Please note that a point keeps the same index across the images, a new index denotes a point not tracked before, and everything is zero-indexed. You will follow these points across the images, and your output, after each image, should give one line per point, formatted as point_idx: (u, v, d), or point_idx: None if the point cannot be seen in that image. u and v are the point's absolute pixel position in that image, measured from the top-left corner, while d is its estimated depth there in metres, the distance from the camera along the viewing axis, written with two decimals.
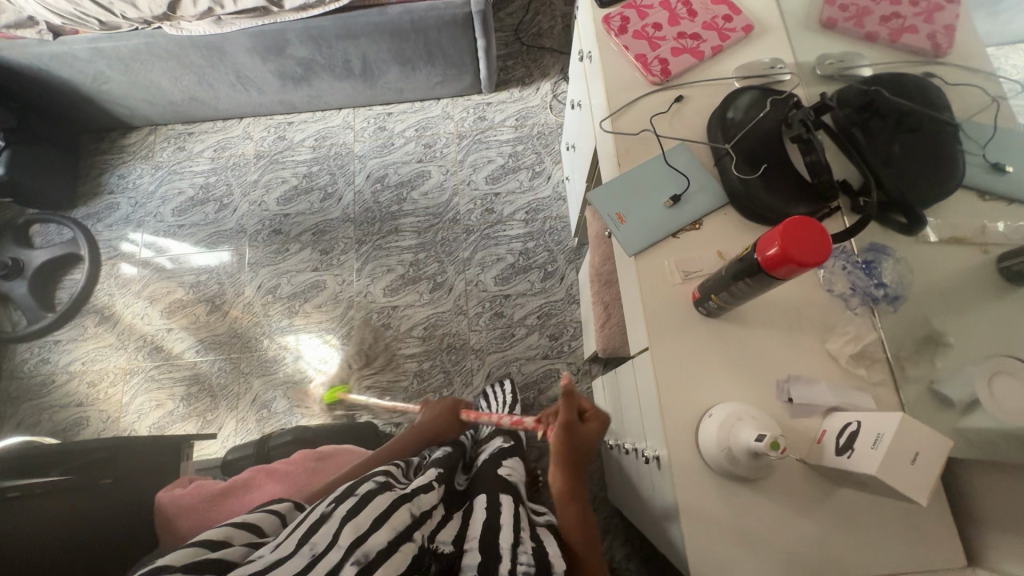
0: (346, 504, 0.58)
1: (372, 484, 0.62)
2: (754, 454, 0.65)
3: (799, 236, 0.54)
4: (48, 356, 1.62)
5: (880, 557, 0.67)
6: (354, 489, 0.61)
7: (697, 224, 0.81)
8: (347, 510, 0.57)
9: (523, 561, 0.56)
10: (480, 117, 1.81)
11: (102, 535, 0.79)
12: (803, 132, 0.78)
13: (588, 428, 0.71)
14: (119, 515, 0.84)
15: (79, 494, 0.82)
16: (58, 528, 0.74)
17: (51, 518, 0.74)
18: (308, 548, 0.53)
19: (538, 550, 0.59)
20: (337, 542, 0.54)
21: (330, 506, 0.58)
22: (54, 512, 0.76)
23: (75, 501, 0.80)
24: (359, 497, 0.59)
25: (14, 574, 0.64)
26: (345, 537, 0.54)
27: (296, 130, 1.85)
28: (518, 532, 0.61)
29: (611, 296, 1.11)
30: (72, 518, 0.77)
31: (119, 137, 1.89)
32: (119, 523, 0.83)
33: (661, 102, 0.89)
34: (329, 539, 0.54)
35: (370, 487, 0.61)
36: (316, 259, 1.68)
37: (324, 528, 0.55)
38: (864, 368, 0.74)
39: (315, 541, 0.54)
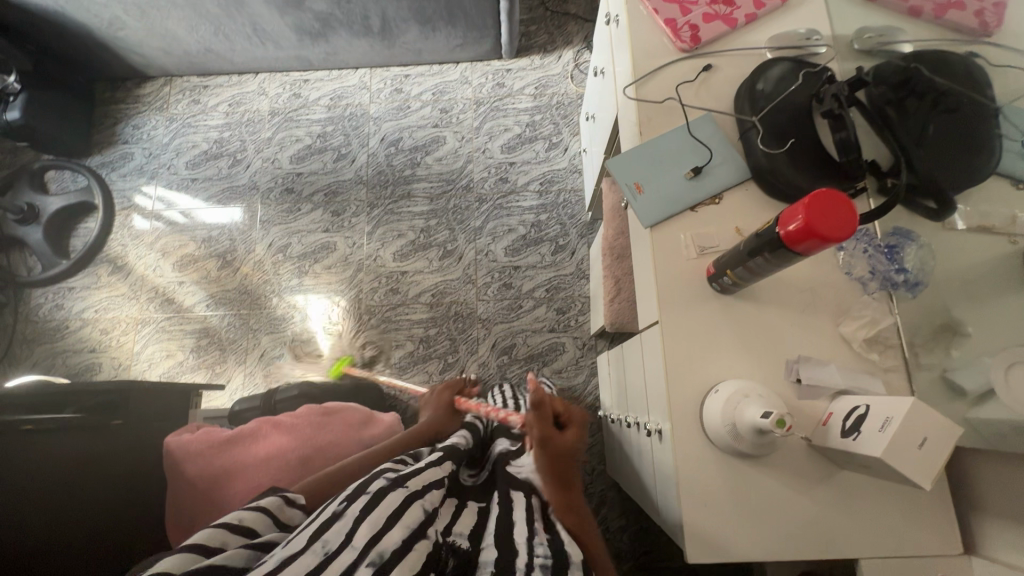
0: (359, 502, 0.57)
1: (383, 480, 0.62)
2: (759, 432, 0.64)
3: (823, 209, 0.52)
4: (63, 302, 1.64)
5: (875, 540, 0.68)
6: (365, 487, 0.60)
7: (716, 198, 0.79)
8: (360, 507, 0.57)
9: (540, 553, 0.56)
10: (499, 83, 1.77)
11: (101, 485, 0.79)
12: (834, 106, 0.74)
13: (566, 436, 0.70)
14: (122, 464, 0.84)
15: (86, 435, 0.81)
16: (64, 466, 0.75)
17: (55, 463, 0.74)
18: (320, 545, 0.52)
19: (554, 542, 0.58)
20: (350, 542, 0.52)
21: (341, 505, 0.58)
22: (60, 455, 0.76)
23: (81, 445, 0.80)
24: (371, 495, 0.58)
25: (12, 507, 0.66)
26: (359, 537, 0.53)
27: (311, 88, 1.82)
28: (533, 523, 0.61)
29: (622, 270, 1.10)
30: (74, 466, 0.77)
31: (134, 87, 1.87)
32: (123, 472, 0.84)
33: (688, 70, 0.86)
34: (342, 538, 0.53)
35: (382, 485, 0.61)
36: (327, 220, 1.68)
37: (336, 526, 0.54)
38: (876, 353, 0.73)
39: (326, 539, 0.53)
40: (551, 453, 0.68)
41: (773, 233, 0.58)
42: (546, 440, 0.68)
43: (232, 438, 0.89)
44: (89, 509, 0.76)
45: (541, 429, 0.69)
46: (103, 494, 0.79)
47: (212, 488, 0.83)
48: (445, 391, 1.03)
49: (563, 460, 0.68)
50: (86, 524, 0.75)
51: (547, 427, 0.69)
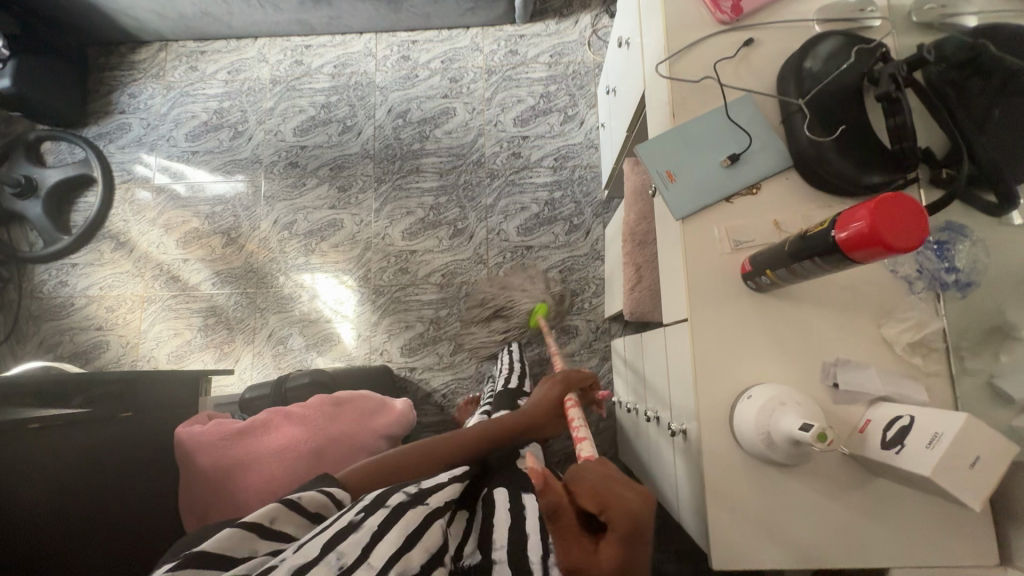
0: (376, 517, 0.54)
1: (402, 495, 0.58)
2: (795, 442, 0.61)
3: (891, 214, 0.47)
4: (66, 279, 1.61)
5: (908, 551, 0.65)
6: (384, 499, 0.57)
7: (754, 189, 0.74)
8: (378, 523, 0.53)
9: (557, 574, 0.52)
10: (512, 51, 1.67)
11: (105, 484, 0.77)
12: (891, 89, 0.68)
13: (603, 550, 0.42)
14: (127, 457, 0.82)
15: (88, 429, 0.77)
16: (87, 456, 0.76)
17: (62, 458, 0.71)
18: (336, 557, 0.49)
19: None
20: (366, 561, 0.49)
21: (359, 515, 0.54)
22: (70, 451, 0.73)
23: (84, 439, 0.76)
24: (390, 510, 0.55)
25: (45, 495, 0.67)
26: (376, 555, 0.50)
27: (314, 54, 1.73)
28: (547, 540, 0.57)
29: (643, 257, 1.05)
30: (81, 465, 0.74)
31: (128, 52, 1.78)
32: (131, 465, 0.82)
33: (727, 46, 0.79)
34: (358, 553, 0.50)
35: (402, 500, 0.57)
36: (334, 196, 1.62)
37: (352, 539, 0.51)
38: (919, 357, 0.69)
39: (342, 552, 0.49)
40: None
41: (826, 235, 0.53)
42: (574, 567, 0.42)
43: (243, 430, 0.87)
44: (98, 509, 0.74)
45: (568, 549, 0.43)
46: (110, 495, 0.77)
47: (225, 483, 0.81)
48: (553, 386, 0.85)
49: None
50: (100, 524, 0.73)
51: (573, 541, 0.43)
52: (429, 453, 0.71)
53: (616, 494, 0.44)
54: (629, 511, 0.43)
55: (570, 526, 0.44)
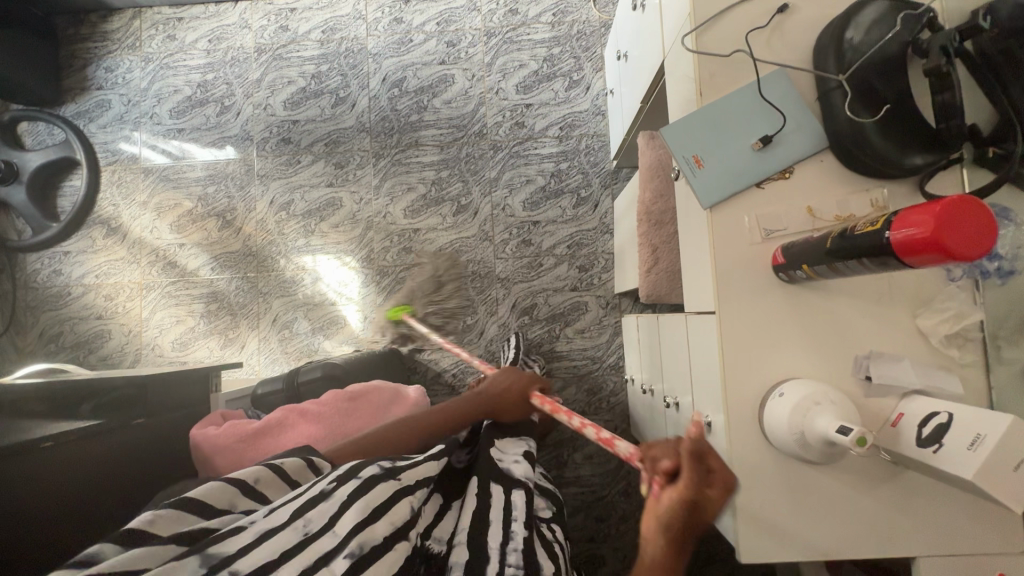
0: (345, 488, 0.52)
1: (376, 467, 0.56)
2: (830, 443, 0.60)
3: (956, 220, 0.44)
4: (60, 268, 1.57)
5: (935, 539, 0.66)
6: (355, 471, 0.55)
7: (787, 173, 0.70)
8: (347, 493, 0.52)
9: (512, 561, 0.54)
10: (512, 10, 1.56)
11: (98, 509, 0.71)
12: (942, 63, 0.63)
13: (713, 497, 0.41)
14: (127, 477, 0.78)
15: (97, 443, 0.74)
16: (111, 462, 0.75)
17: (70, 475, 0.68)
18: (302, 524, 0.48)
19: (529, 548, 0.56)
20: (332, 528, 0.48)
21: (331, 484, 0.53)
22: (97, 455, 0.73)
23: (93, 456, 0.72)
24: (361, 481, 0.53)
25: (68, 492, 0.67)
26: (342, 524, 0.49)
27: (299, 19, 1.61)
28: (510, 526, 0.58)
29: (660, 238, 1.01)
30: (78, 486, 0.69)
31: (100, 20, 1.65)
32: (126, 488, 0.77)
33: (760, 12, 0.71)
34: (325, 521, 0.49)
35: (375, 472, 0.55)
36: (331, 173, 1.55)
37: (321, 506, 0.50)
38: (955, 348, 0.67)
39: (309, 518, 0.48)
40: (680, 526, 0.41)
41: (877, 237, 0.50)
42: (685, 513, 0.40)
43: (260, 430, 0.84)
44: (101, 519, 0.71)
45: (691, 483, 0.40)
46: (100, 526, 0.70)
47: None
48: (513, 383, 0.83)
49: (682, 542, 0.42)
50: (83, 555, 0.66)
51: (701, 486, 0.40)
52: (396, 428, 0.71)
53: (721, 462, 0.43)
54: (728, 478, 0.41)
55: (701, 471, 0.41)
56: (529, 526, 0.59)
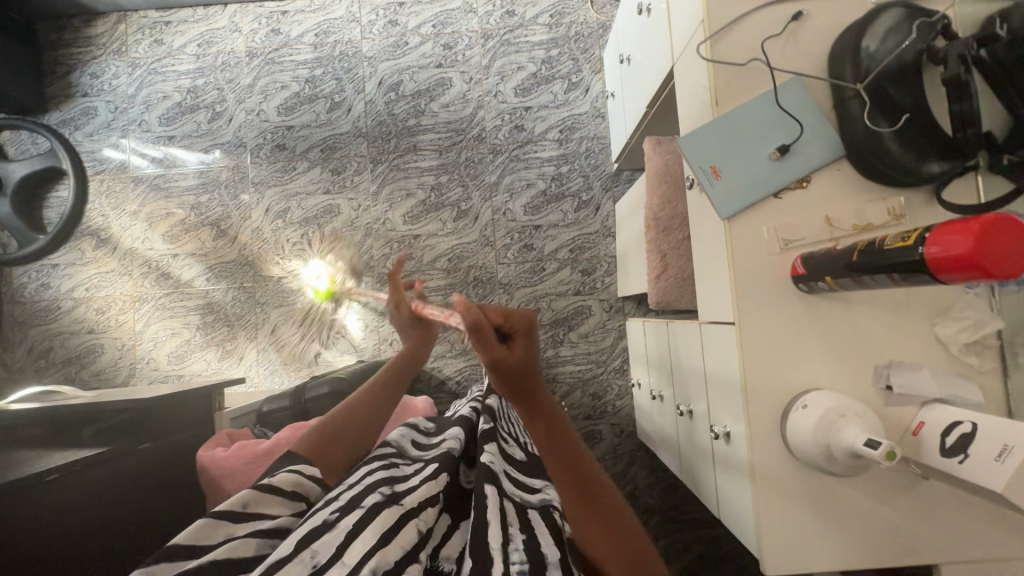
0: (351, 517, 0.49)
1: (378, 495, 0.53)
2: (856, 455, 0.60)
3: (996, 238, 0.44)
4: (49, 281, 1.52)
5: (957, 546, 0.66)
6: (359, 501, 0.52)
7: (803, 182, 0.69)
8: (352, 523, 0.49)
9: (516, 560, 0.45)
10: (508, 12, 1.55)
11: (101, 542, 0.68)
12: (962, 71, 0.62)
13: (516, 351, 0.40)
14: (135, 503, 0.76)
15: (100, 472, 0.71)
16: (118, 488, 0.73)
17: (77, 507, 0.66)
18: (309, 556, 0.45)
19: (531, 545, 0.48)
20: (342, 559, 0.45)
21: (334, 515, 0.50)
22: (102, 484, 0.71)
23: (96, 486, 0.70)
24: (366, 509, 0.50)
25: (77, 525, 0.65)
26: (352, 553, 0.45)
27: (292, 22, 1.58)
28: (509, 528, 0.50)
29: (669, 244, 1.00)
30: (74, 522, 0.65)
31: (84, 25, 1.60)
32: (127, 519, 0.74)
33: (775, 21, 0.71)
34: (333, 552, 0.45)
35: (376, 500, 0.52)
36: (327, 180, 1.52)
37: (326, 538, 0.46)
38: (974, 356, 0.67)
39: (316, 550, 0.45)
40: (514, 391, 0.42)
41: (910, 252, 0.50)
42: (510, 375, 0.40)
43: (269, 451, 0.82)
44: (108, 550, 0.69)
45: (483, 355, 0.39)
46: (105, 558, 0.68)
47: None
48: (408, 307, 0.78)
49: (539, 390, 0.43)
50: None
51: (491, 350, 0.39)
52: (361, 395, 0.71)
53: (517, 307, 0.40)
54: (527, 321, 0.40)
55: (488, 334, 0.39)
56: (527, 530, 0.50)
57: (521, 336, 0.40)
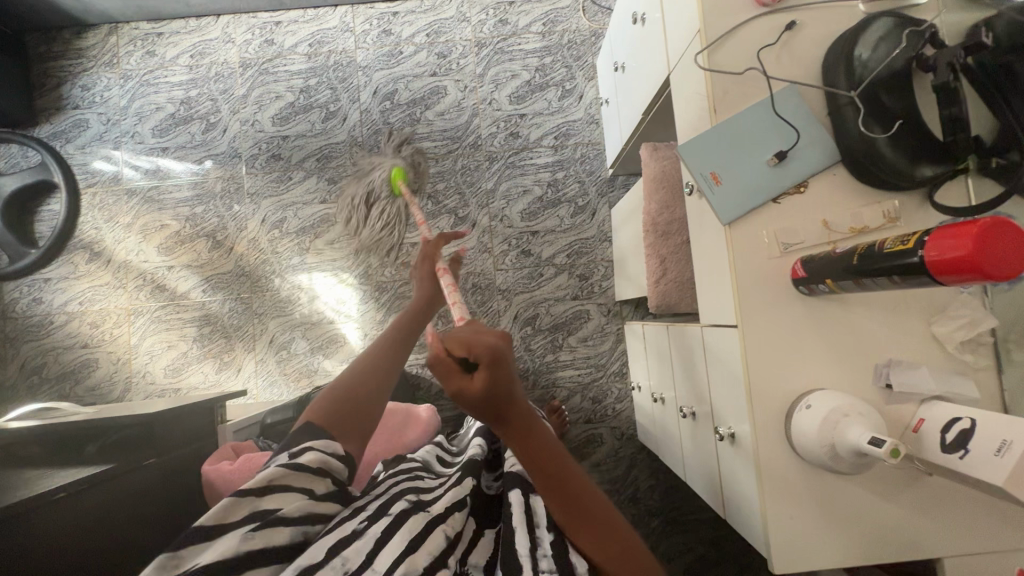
0: (379, 524, 0.50)
1: (405, 502, 0.54)
2: (860, 454, 0.61)
3: (992, 242, 0.46)
4: (40, 296, 1.50)
5: (958, 540, 0.68)
6: (385, 508, 0.52)
7: (801, 187, 0.71)
8: (382, 528, 0.49)
9: (546, 568, 0.47)
10: (501, 20, 1.56)
11: (108, 561, 0.68)
12: (950, 79, 0.66)
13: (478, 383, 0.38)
14: (141, 520, 0.75)
15: (106, 490, 0.70)
16: (125, 504, 0.73)
17: (85, 526, 0.65)
18: (340, 562, 0.45)
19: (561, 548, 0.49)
20: (371, 566, 0.45)
21: (363, 522, 0.50)
22: (109, 503, 0.70)
23: (103, 504, 0.69)
24: (394, 517, 0.51)
25: (84, 544, 0.65)
26: (381, 561, 0.46)
27: (285, 32, 1.58)
28: (535, 531, 0.51)
29: (668, 249, 1.01)
30: (81, 541, 0.65)
31: (74, 37, 1.59)
32: (133, 536, 0.73)
33: (769, 31, 0.73)
34: (362, 559, 0.46)
35: (404, 506, 0.53)
36: (324, 189, 1.52)
37: (356, 544, 0.47)
38: (969, 354, 0.69)
39: (345, 556, 0.45)
40: (489, 415, 0.42)
41: (910, 257, 0.52)
42: (478, 403, 0.40)
43: None
44: (115, 569, 0.68)
45: (445, 386, 0.39)
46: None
47: None
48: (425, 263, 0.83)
49: (520, 409, 0.42)
50: None
51: (452, 380, 0.38)
52: (372, 355, 0.65)
53: (479, 331, 0.39)
54: (489, 349, 0.38)
55: (450, 365, 0.38)
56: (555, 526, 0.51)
57: (485, 365, 0.38)
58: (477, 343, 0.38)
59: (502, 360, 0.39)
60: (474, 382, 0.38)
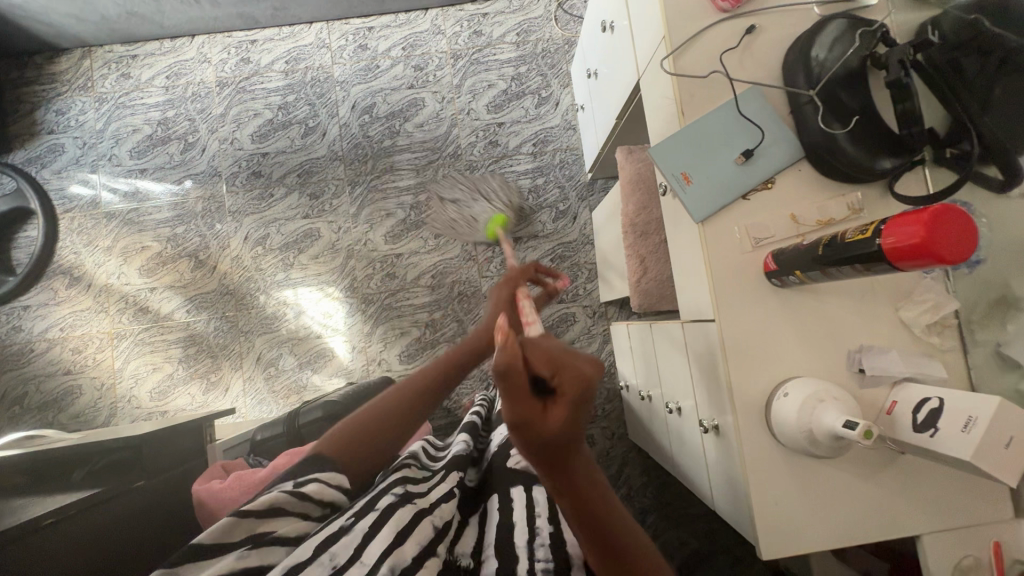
0: (367, 520, 0.50)
1: (391, 496, 0.55)
2: (837, 437, 0.63)
3: (943, 229, 0.49)
4: (20, 324, 1.48)
5: (935, 515, 0.70)
6: (372, 504, 0.53)
7: (769, 183, 0.74)
8: (368, 526, 0.49)
9: (541, 557, 0.50)
10: (476, 32, 1.59)
11: None
12: (902, 76, 0.68)
13: (554, 414, 0.34)
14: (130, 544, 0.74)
15: (94, 516, 0.69)
16: (115, 527, 0.72)
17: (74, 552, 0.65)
18: (328, 558, 0.45)
19: (557, 544, 0.52)
20: (360, 558, 0.46)
21: (349, 520, 0.50)
22: (99, 527, 0.69)
23: (92, 529, 0.68)
24: (380, 513, 0.51)
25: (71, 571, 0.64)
26: (369, 553, 0.46)
27: (261, 50, 1.59)
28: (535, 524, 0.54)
29: (647, 249, 1.04)
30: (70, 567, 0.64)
31: (46, 62, 1.59)
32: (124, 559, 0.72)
33: (730, 35, 0.76)
34: (350, 552, 0.46)
35: (390, 501, 0.54)
36: (306, 205, 1.53)
37: (344, 540, 0.47)
38: (936, 336, 0.72)
39: (333, 551, 0.45)
40: (546, 460, 0.36)
41: (870, 244, 0.55)
42: (543, 439, 0.34)
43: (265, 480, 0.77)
44: None
45: (513, 409, 0.33)
46: None
47: None
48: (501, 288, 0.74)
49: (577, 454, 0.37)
50: None
51: (526, 406, 0.33)
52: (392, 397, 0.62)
53: (566, 355, 0.36)
54: (579, 377, 0.35)
55: (526, 388, 0.33)
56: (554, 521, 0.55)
57: (566, 397, 0.34)
58: (567, 367, 0.35)
59: (590, 394, 0.35)
60: (553, 411, 0.34)
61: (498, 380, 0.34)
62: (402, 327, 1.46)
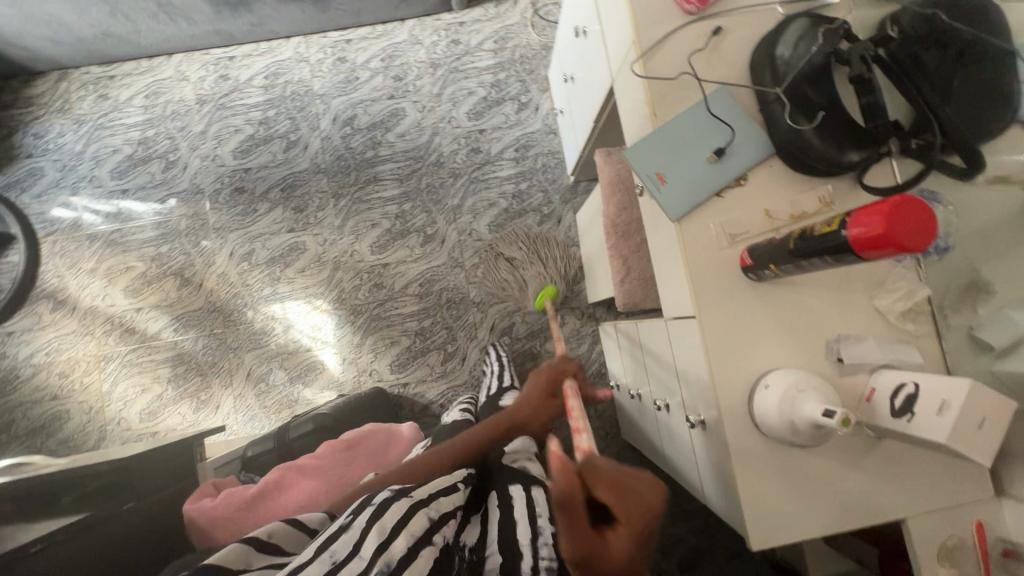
0: (361, 518, 0.51)
1: (388, 491, 0.55)
2: (817, 425, 0.65)
3: (907, 216, 0.50)
4: (4, 350, 1.47)
5: (917, 498, 0.71)
6: (370, 499, 0.54)
7: (741, 180, 0.75)
8: (365, 519, 0.51)
9: (546, 555, 0.51)
10: (453, 40, 1.61)
11: None
12: (864, 71, 0.68)
13: (615, 545, 0.35)
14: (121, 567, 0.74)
15: (84, 540, 0.69)
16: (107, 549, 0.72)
17: None
18: (328, 556, 0.47)
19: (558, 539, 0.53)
20: (359, 552, 0.47)
21: (348, 518, 0.52)
22: (90, 550, 0.69)
23: (84, 552, 0.68)
24: (377, 506, 0.52)
25: None
26: (366, 548, 0.47)
27: (239, 66, 1.59)
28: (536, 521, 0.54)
29: (629, 249, 1.05)
30: None
31: (23, 86, 1.58)
32: None
33: (697, 37, 0.78)
34: (349, 548, 0.47)
35: (387, 496, 0.54)
36: (290, 218, 1.53)
37: (343, 538, 0.49)
38: (911, 323, 0.73)
39: (334, 548, 0.48)
40: None
41: (836, 235, 0.56)
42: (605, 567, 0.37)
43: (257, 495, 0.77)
44: None
45: (574, 539, 0.36)
46: None
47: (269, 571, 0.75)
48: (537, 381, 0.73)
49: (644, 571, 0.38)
50: None
51: (587, 538, 0.36)
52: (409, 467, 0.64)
53: (628, 478, 0.37)
54: (644, 508, 0.36)
55: (584, 521, 0.36)
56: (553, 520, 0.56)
57: (626, 529, 0.36)
58: (628, 499, 0.36)
59: (653, 522, 0.36)
60: (613, 542, 0.35)
61: (559, 510, 0.36)
62: (392, 336, 1.46)
